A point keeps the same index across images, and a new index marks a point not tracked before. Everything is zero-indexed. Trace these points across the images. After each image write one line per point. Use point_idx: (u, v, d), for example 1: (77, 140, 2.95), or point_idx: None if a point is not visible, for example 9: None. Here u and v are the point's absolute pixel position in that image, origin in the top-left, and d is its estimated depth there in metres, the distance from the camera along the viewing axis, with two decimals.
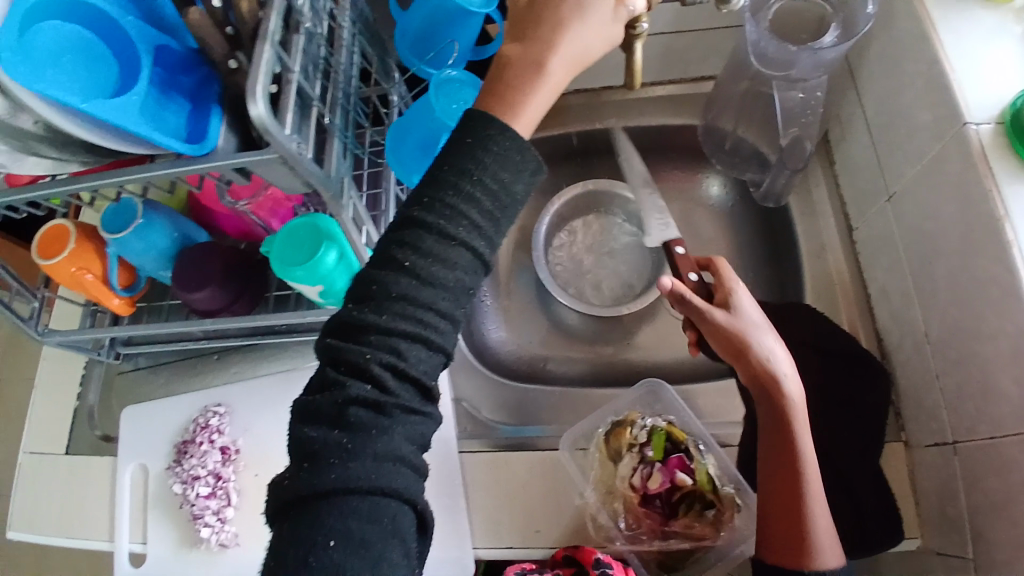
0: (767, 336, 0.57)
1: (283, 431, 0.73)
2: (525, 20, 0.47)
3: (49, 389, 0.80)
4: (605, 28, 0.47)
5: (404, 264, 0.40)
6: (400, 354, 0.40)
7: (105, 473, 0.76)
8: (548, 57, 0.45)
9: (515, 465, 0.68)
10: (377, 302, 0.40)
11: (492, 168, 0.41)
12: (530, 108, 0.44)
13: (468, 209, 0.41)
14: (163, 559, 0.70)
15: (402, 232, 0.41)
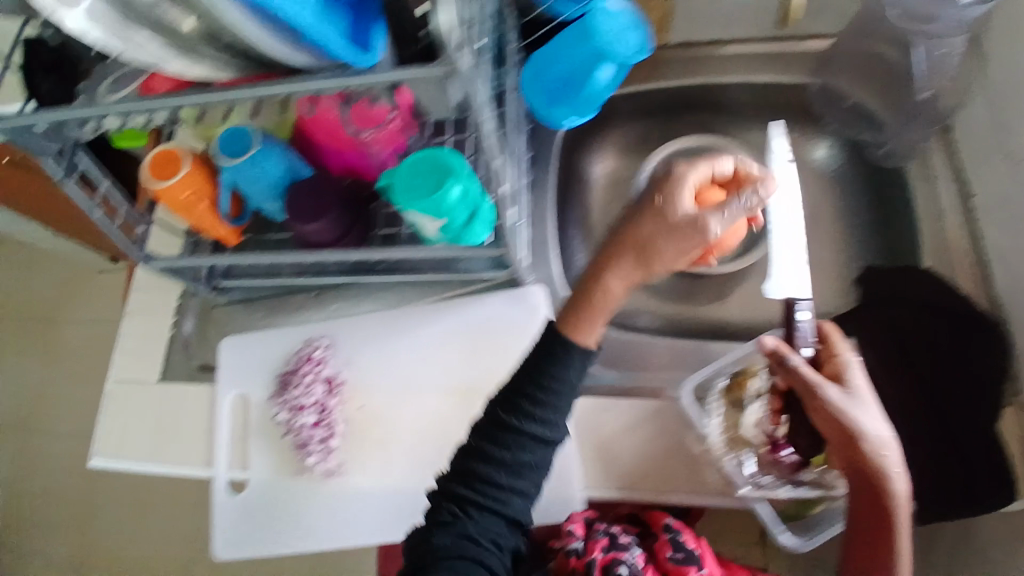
0: (879, 425, 0.50)
1: (386, 366, 0.73)
2: (609, 247, 0.56)
3: (144, 315, 0.79)
4: (684, 246, 0.52)
5: (496, 424, 0.58)
6: (486, 502, 0.57)
7: (202, 401, 0.75)
8: (611, 281, 0.55)
9: (624, 411, 0.67)
10: (474, 454, 0.58)
11: (564, 374, 0.57)
12: (587, 325, 0.56)
13: (540, 397, 0.57)
14: (266, 486, 0.70)
15: (495, 416, 0.58)
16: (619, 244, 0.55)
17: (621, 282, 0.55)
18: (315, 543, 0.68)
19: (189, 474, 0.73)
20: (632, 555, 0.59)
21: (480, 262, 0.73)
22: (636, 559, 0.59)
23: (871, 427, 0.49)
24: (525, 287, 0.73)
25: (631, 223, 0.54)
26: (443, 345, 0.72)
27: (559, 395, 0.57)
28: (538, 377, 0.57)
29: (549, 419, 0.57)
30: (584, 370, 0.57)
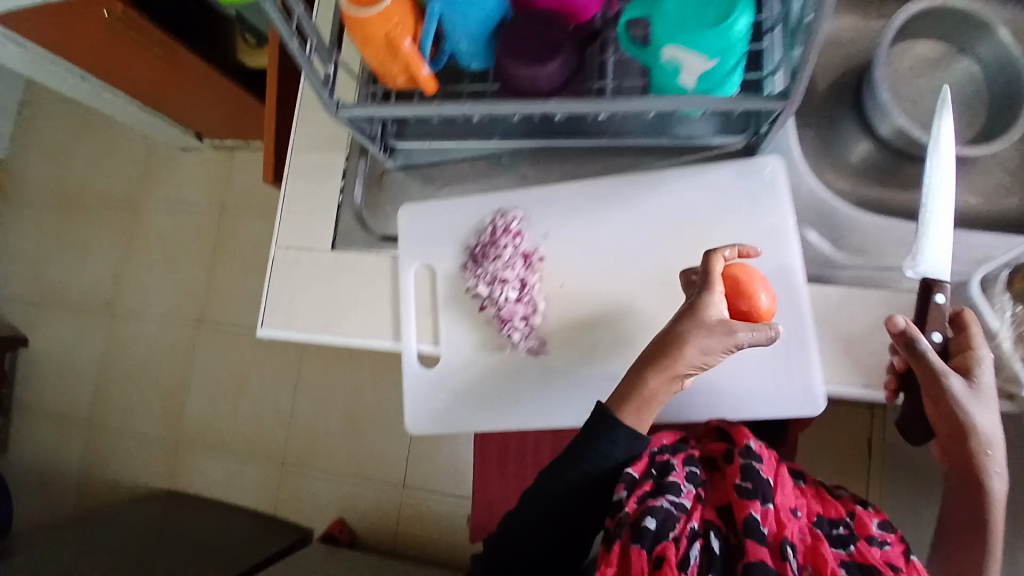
0: (993, 419, 0.54)
1: (589, 242, 0.66)
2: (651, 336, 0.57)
3: (310, 179, 0.72)
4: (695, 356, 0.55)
5: (555, 479, 0.61)
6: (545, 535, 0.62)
7: (383, 274, 0.69)
8: (648, 373, 0.56)
9: (870, 303, 0.60)
10: (536, 498, 0.62)
11: (611, 445, 0.58)
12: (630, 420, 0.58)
13: (593, 455, 0.59)
14: (462, 360, 0.67)
15: (557, 467, 0.61)
16: (664, 345, 0.56)
17: (662, 386, 0.56)
18: (519, 424, 0.66)
19: (372, 347, 0.69)
20: (678, 492, 0.57)
21: (703, 124, 0.63)
22: (683, 497, 0.58)
23: (987, 425, 0.53)
24: (759, 158, 0.63)
25: (675, 324, 0.56)
26: (656, 221, 0.65)
27: (603, 449, 0.59)
28: (586, 439, 0.59)
29: (589, 467, 0.59)
30: (625, 440, 0.58)
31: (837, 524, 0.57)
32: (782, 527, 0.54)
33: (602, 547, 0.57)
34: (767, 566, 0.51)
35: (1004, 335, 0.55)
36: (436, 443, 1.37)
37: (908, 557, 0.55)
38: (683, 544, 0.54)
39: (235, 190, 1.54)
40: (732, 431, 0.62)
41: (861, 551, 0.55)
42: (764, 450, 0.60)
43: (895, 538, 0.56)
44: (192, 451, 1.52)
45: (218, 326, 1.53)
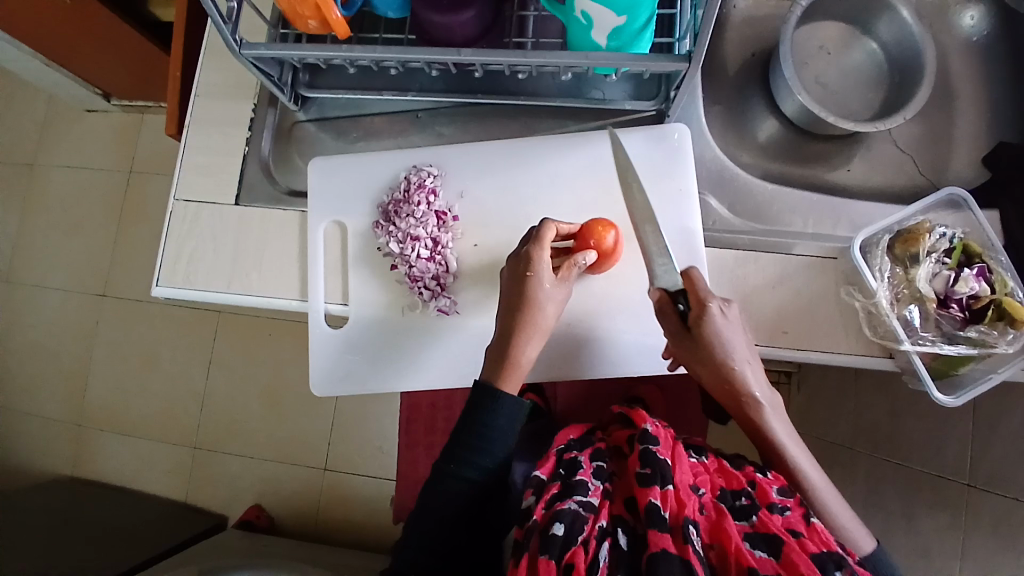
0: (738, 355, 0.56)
1: (506, 204, 0.65)
2: (508, 299, 0.59)
3: (215, 129, 0.68)
4: (558, 297, 0.59)
5: (448, 467, 0.58)
6: (438, 525, 0.58)
7: (290, 229, 0.66)
8: (517, 340, 0.58)
9: (763, 266, 0.62)
10: (434, 491, 0.59)
11: (494, 422, 0.58)
12: (513, 376, 0.58)
13: (478, 442, 0.58)
14: (373, 320, 0.66)
15: (447, 453, 0.59)
16: (514, 315, 0.58)
17: (532, 349, 0.59)
18: (429, 385, 0.65)
19: (278, 306, 0.65)
20: (584, 492, 0.58)
21: (617, 88, 0.64)
22: (590, 496, 0.57)
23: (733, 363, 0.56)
24: (667, 124, 0.65)
25: (510, 293, 0.59)
26: (568, 182, 0.65)
27: (487, 428, 0.58)
28: (466, 425, 0.59)
29: (488, 451, 0.58)
30: (504, 414, 0.58)
31: (739, 496, 0.58)
32: (683, 507, 0.55)
33: (512, 561, 0.55)
34: (670, 553, 0.50)
35: (881, 295, 0.58)
36: (361, 423, 1.34)
37: (808, 521, 0.55)
38: (590, 546, 0.53)
39: (143, 156, 1.44)
40: (634, 415, 0.68)
41: (763, 520, 0.55)
42: (660, 431, 0.64)
43: (794, 504, 0.56)
44: (94, 434, 1.41)
45: (124, 301, 1.43)
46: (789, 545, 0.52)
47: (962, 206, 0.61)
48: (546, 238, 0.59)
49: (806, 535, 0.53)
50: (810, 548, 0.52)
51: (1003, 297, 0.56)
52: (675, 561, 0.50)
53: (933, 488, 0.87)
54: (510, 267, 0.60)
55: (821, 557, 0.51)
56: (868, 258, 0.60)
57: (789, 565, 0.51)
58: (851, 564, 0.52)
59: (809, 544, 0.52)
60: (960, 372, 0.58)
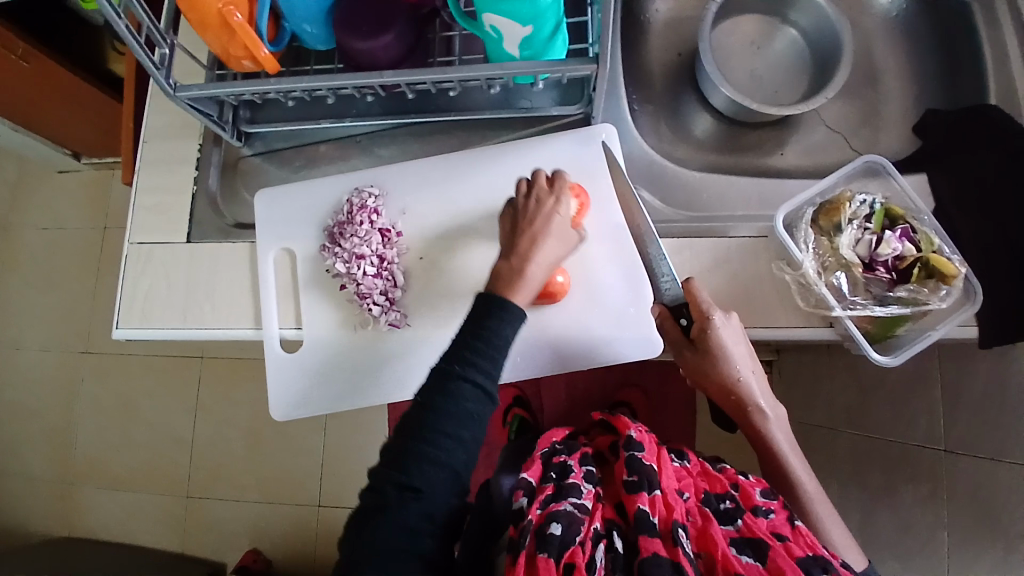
0: (744, 355, 0.60)
1: (447, 218, 0.67)
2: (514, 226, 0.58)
3: (164, 169, 0.71)
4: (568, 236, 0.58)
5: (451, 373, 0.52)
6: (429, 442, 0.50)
7: (241, 260, 0.68)
8: (528, 266, 0.55)
9: (700, 250, 0.64)
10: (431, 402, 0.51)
11: (501, 330, 0.53)
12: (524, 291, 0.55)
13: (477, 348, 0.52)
14: (327, 340, 0.67)
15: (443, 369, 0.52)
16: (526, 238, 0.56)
17: (541, 270, 0.56)
18: (384, 397, 0.66)
19: (234, 337, 0.67)
20: (579, 495, 0.58)
21: (543, 96, 0.67)
22: (584, 498, 0.58)
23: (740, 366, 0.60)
24: (595, 125, 0.67)
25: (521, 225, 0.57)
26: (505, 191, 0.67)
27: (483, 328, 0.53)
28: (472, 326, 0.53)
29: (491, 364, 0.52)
30: (510, 323, 0.53)
31: (723, 499, 0.60)
32: (671, 511, 0.56)
33: (509, 561, 0.54)
34: (661, 557, 0.51)
35: (807, 266, 0.59)
36: (350, 454, 1.34)
37: (793, 523, 0.56)
38: (587, 546, 0.53)
39: (117, 209, 1.46)
40: (613, 421, 0.69)
41: (748, 524, 0.56)
42: (644, 437, 0.65)
43: (778, 506, 0.58)
44: (84, 491, 1.41)
45: (106, 354, 1.44)
46: (776, 550, 0.53)
47: (882, 173, 0.64)
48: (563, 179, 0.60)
49: (791, 538, 0.55)
50: (796, 552, 0.53)
51: (929, 255, 0.58)
52: (666, 565, 0.50)
53: (911, 460, 0.88)
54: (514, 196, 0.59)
55: (807, 561, 0.52)
56: (793, 234, 0.62)
57: (777, 570, 0.52)
58: (837, 566, 0.53)
59: (795, 548, 0.53)
60: (897, 334, 0.60)
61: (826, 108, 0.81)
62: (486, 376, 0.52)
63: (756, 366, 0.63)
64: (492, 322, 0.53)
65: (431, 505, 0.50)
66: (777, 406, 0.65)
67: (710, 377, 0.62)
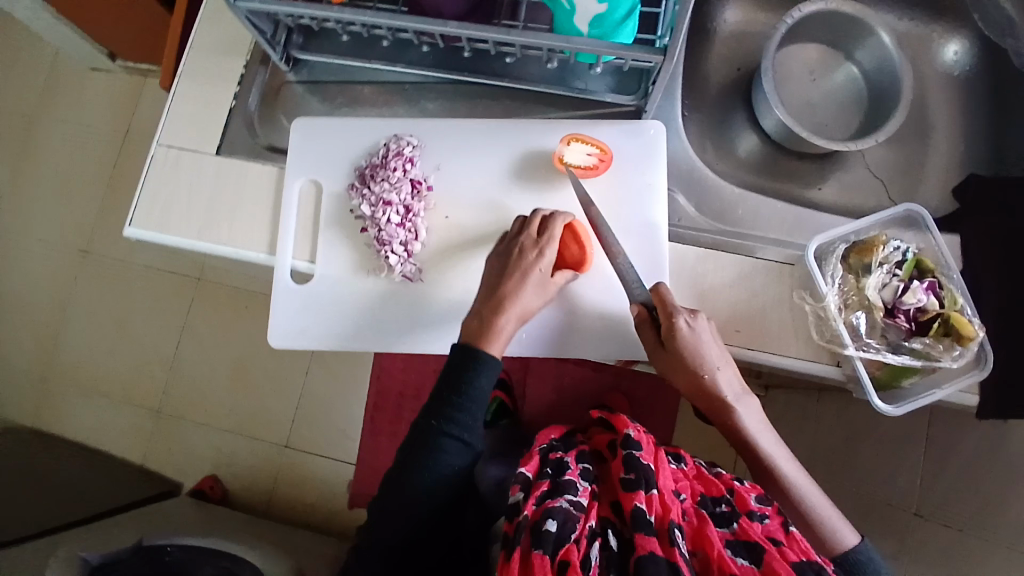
0: (712, 349, 0.58)
1: (480, 182, 0.66)
2: (501, 265, 0.61)
3: (207, 81, 0.70)
4: (544, 287, 0.60)
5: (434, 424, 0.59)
6: (414, 477, 0.59)
7: (266, 184, 0.67)
8: (499, 318, 0.59)
9: (724, 263, 0.64)
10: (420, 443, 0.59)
11: (476, 381, 0.58)
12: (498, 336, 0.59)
13: (456, 404, 0.59)
14: (338, 279, 0.66)
15: (431, 417, 0.59)
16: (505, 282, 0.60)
17: (511, 323, 0.59)
18: (383, 347, 0.66)
19: (246, 259, 0.67)
20: (575, 492, 0.58)
21: (599, 81, 0.66)
22: (580, 496, 0.58)
23: (711, 363, 0.58)
24: (645, 120, 0.67)
25: (500, 274, 0.60)
26: (541, 167, 0.66)
27: (462, 382, 0.59)
28: (453, 379, 0.59)
29: (469, 412, 0.59)
30: (485, 375, 0.58)
31: (719, 502, 0.60)
32: (668, 511, 0.56)
33: (502, 557, 0.54)
34: (657, 556, 0.51)
35: (829, 299, 0.60)
36: (329, 403, 1.34)
37: (787, 529, 0.56)
38: (582, 544, 0.53)
39: (143, 118, 1.45)
40: (613, 420, 0.68)
41: (743, 527, 0.56)
42: (642, 436, 0.65)
43: (773, 512, 0.58)
44: (60, 389, 1.40)
45: (106, 258, 1.43)
46: (771, 553, 0.52)
47: (919, 224, 0.64)
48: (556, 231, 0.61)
49: (786, 543, 0.55)
50: (791, 556, 0.53)
51: (951, 312, 0.57)
52: (662, 564, 0.50)
53: (882, 513, 0.88)
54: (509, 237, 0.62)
55: (801, 565, 0.52)
56: (821, 265, 0.62)
57: (772, 574, 0.51)
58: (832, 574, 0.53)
59: (789, 553, 0.53)
60: (904, 384, 0.60)
61: (872, 151, 0.80)
62: (463, 429, 0.59)
63: (730, 364, 0.60)
64: (473, 374, 0.58)
65: (416, 511, 0.60)
66: (754, 405, 0.61)
67: (681, 375, 0.59)
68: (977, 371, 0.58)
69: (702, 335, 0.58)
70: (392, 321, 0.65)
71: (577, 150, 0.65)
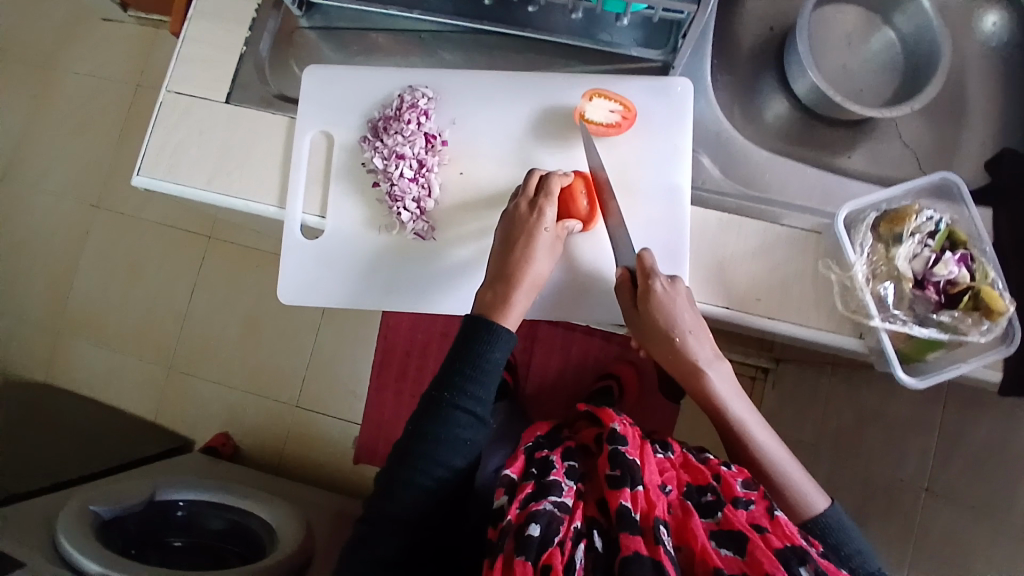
0: (686, 313, 0.58)
1: (498, 137, 0.64)
2: (511, 231, 0.59)
3: (218, 25, 0.68)
4: (550, 249, 0.60)
5: (444, 396, 0.58)
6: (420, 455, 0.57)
7: (277, 135, 0.65)
8: (515, 294, 0.58)
9: (746, 229, 0.61)
10: (430, 415, 0.58)
11: (490, 353, 0.58)
12: (512, 310, 0.58)
13: (469, 376, 0.58)
14: (349, 235, 0.65)
15: (440, 388, 0.58)
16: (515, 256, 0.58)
17: (524, 297, 0.59)
18: (396, 305, 0.64)
19: (255, 212, 0.65)
20: (559, 492, 0.57)
21: (626, 34, 0.63)
22: (564, 497, 0.57)
23: (683, 327, 0.57)
24: (672, 77, 0.63)
25: (507, 239, 0.59)
26: (561, 124, 0.64)
27: (475, 354, 0.58)
28: (465, 346, 0.58)
29: (483, 386, 0.58)
30: (499, 348, 0.58)
31: (704, 492, 0.60)
32: (653, 507, 0.55)
33: (488, 561, 0.54)
34: (642, 556, 0.50)
35: (856, 269, 0.57)
36: (336, 364, 1.34)
37: (772, 514, 0.56)
38: (567, 547, 0.53)
39: (154, 71, 1.42)
40: (600, 414, 0.67)
41: (727, 516, 0.55)
42: (628, 430, 0.64)
43: (758, 497, 0.58)
44: (71, 341, 1.41)
45: (118, 213, 1.42)
46: (755, 542, 0.52)
47: (956, 194, 0.60)
48: (553, 191, 0.59)
49: (770, 529, 0.54)
50: (775, 544, 0.53)
51: (982, 286, 0.55)
52: (647, 564, 0.49)
53: (891, 493, 0.86)
54: (513, 207, 0.60)
55: (785, 552, 0.52)
56: (850, 234, 0.59)
57: (755, 563, 0.51)
58: (817, 559, 0.52)
59: (773, 540, 0.53)
60: (928, 358, 0.58)
61: (907, 120, 0.76)
62: (476, 403, 0.58)
63: (705, 331, 0.59)
64: (488, 347, 0.58)
65: (423, 491, 0.57)
66: (728, 371, 0.60)
67: (655, 340, 0.59)
68: (1005, 346, 0.56)
69: (677, 299, 0.57)
70: (405, 280, 0.64)
71: (600, 106, 0.62)
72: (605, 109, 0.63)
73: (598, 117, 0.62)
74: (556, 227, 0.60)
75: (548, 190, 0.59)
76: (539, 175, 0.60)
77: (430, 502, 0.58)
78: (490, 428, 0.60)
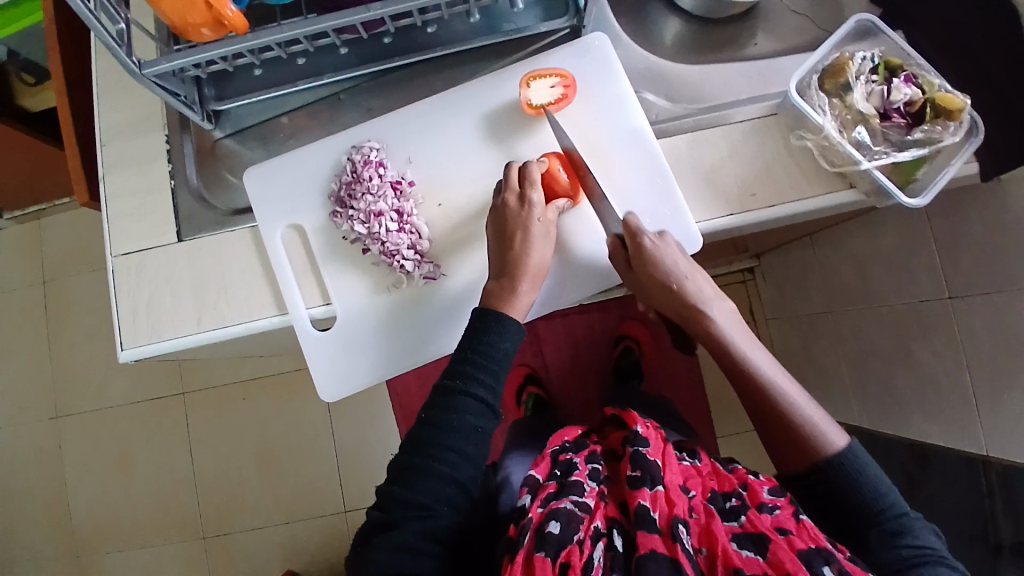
0: (674, 255, 0.59)
1: (459, 155, 0.64)
2: (500, 227, 0.59)
3: (133, 169, 0.65)
4: (546, 232, 0.59)
5: (455, 391, 0.56)
6: (439, 454, 0.55)
7: (247, 247, 0.63)
8: (520, 287, 0.58)
9: (710, 139, 0.64)
10: (444, 406, 0.56)
11: (497, 343, 0.57)
12: (521, 301, 0.58)
13: (475, 368, 0.56)
14: (362, 310, 0.63)
15: (445, 385, 0.57)
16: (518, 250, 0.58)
17: (529, 288, 0.58)
18: (436, 351, 0.63)
19: (257, 329, 0.62)
20: (581, 492, 0.56)
21: (527, 16, 0.65)
22: (586, 496, 0.56)
23: (674, 266, 0.59)
24: (585, 36, 0.65)
25: (501, 236, 0.59)
26: (509, 119, 0.64)
27: (484, 345, 0.57)
28: (471, 341, 0.57)
29: (495, 373, 0.57)
30: (508, 337, 0.57)
31: (730, 497, 0.56)
32: (672, 506, 0.53)
33: (506, 558, 0.52)
34: (657, 553, 0.49)
35: (828, 127, 0.60)
36: (367, 450, 1.29)
37: (797, 518, 0.53)
38: (585, 545, 0.51)
39: (56, 261, 1.34)
40: (625, 416, 0.66)
41: (752, 519, 0.53)
42: (651, 433, 0.63)
43: (785, 502, 0.55)
44: (91, 558, 1.31)
45: (83, 412, 1.33)
46: (778, 543, 0.50)
47: (872, 31, 0.65)
48: (535, 177, 0.59)
49: (794, 531, 0.51)
50: (799, 545, 0.50)
51: (934, 95, 0.59)
52: (663, 561, 0.48)
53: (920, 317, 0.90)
54: (500, 203, 0.59)
55: (810, 554, 0.49)
56: (806, 100, 0.62)
57: (778, 564, 0.49)
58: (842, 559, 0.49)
59: (797, 541, 0.50)
60: (918, 177, 0.62)
61: None
62: (486, 390, 0.57)
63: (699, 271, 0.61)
64: (498, 339, 0.57)
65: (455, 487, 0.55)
66: (731, 310, 0.61)
67: (650, 286, 0.60)
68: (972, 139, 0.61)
69: (659, 244, 0.59)
70: (436, 326, 0.63)
71: (541, 88, 0.64)
72: (547, 89, 0.64)
73: (542, 99, 0.63)
74: (545, 208, 0.60)
75: (527, 177, 0.59)
76: (517, 167, 0.60)
77: (463, 495, 0.56)
78: (498, 414, 0.58)
